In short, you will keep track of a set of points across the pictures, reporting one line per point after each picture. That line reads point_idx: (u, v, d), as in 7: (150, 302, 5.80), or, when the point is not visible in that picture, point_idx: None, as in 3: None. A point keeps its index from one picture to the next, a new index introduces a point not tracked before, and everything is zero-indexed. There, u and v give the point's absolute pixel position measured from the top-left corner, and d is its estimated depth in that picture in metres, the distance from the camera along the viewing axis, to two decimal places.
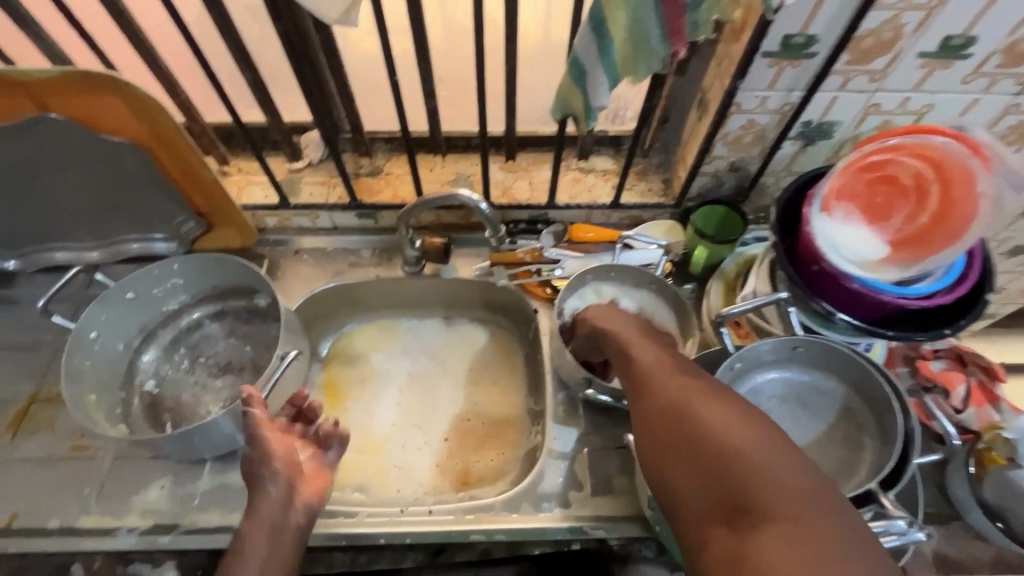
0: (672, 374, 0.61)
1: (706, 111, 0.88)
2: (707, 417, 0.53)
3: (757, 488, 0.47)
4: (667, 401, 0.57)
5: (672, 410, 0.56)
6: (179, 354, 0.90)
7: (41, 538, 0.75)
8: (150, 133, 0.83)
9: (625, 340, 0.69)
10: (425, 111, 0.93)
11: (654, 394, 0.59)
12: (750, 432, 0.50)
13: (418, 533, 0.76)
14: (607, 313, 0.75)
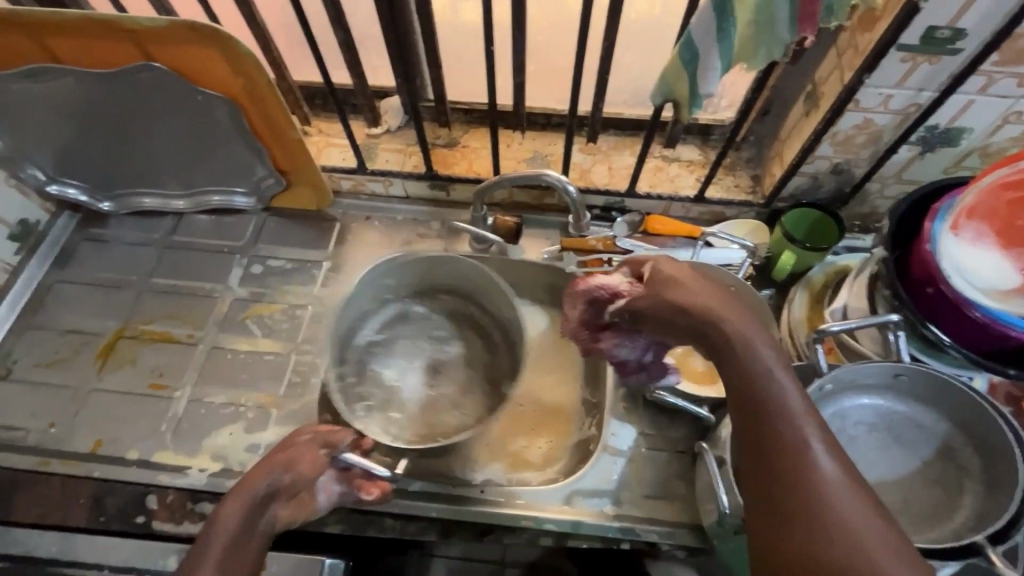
0: (780, 389, 0.49)
1: (816, 106, 0.81)
2: (822, 474, 0.45)
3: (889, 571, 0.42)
4: (774, 433, 0.47)
5: (780, 449, 0.47)
6: (444, 348, 0.96)
7: (121, 467, 0.80)
8: (243, 89, 0.84)
9: (702, 310, 0.53)
10: (511, 84, 0.90)
11: (759, 413, 0.48)
12: (866, 505, 0.44)
13: (466, 511, 0.77)
14: (671, 279, 0.57)
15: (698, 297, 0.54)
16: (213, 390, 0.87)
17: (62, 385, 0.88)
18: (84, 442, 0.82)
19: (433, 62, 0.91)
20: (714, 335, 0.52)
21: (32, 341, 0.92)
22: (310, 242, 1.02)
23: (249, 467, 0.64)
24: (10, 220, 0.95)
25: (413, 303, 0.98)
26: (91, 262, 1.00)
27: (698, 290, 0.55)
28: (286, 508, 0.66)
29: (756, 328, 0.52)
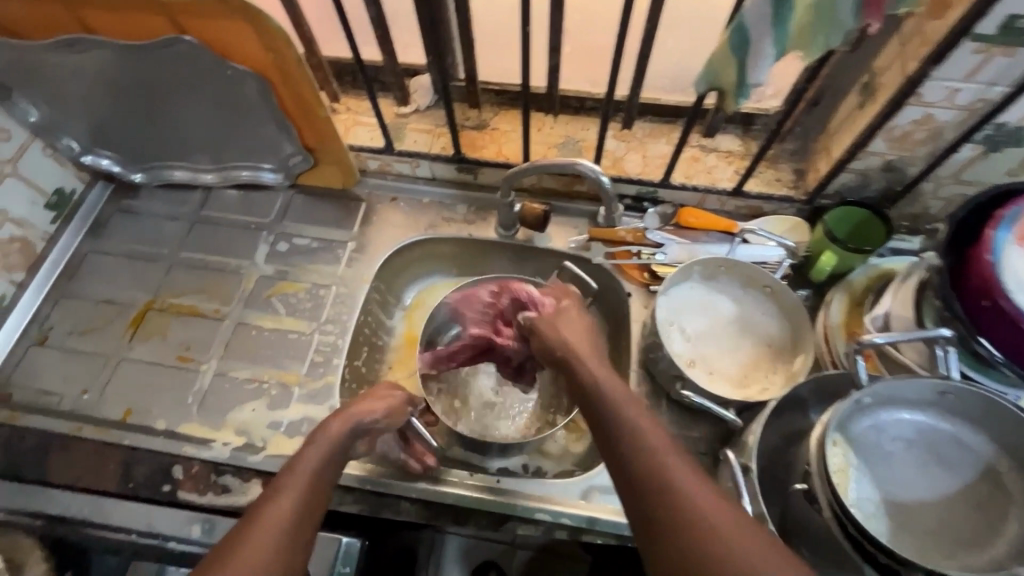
0: (644, 424, 0.58)
1: (873, 98, 0.75)
2: (682, 483, 0.52)
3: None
4: (645, 457, 0.55)
5: (645, 470, 0.54)
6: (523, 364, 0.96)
7: (149, 436, 0.82)
8: (273, 64, 0.83)
9: (594, 373, 0.66)
10: (546, 66, 0.87)
11: (632, 445, 0.57)
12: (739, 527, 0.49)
13: (482, 500, 0.77)
14: (559, 325, 0.75)
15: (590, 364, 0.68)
16: (238, 366, 0.89)
17: (95, 353, 0.90)
18: (115, 410, 0.85)
19: (465, 40, 0.88)
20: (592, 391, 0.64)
21: (67, 309, 0.94)
22: (336, 221, 1.02)
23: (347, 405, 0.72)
24: (48, 189, 0.96)
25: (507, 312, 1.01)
26: (123, 234, 1.02)
27: (581, 339, 0.72)
28: (364, 444, 0.75)
29: (622, 387, 0.64)
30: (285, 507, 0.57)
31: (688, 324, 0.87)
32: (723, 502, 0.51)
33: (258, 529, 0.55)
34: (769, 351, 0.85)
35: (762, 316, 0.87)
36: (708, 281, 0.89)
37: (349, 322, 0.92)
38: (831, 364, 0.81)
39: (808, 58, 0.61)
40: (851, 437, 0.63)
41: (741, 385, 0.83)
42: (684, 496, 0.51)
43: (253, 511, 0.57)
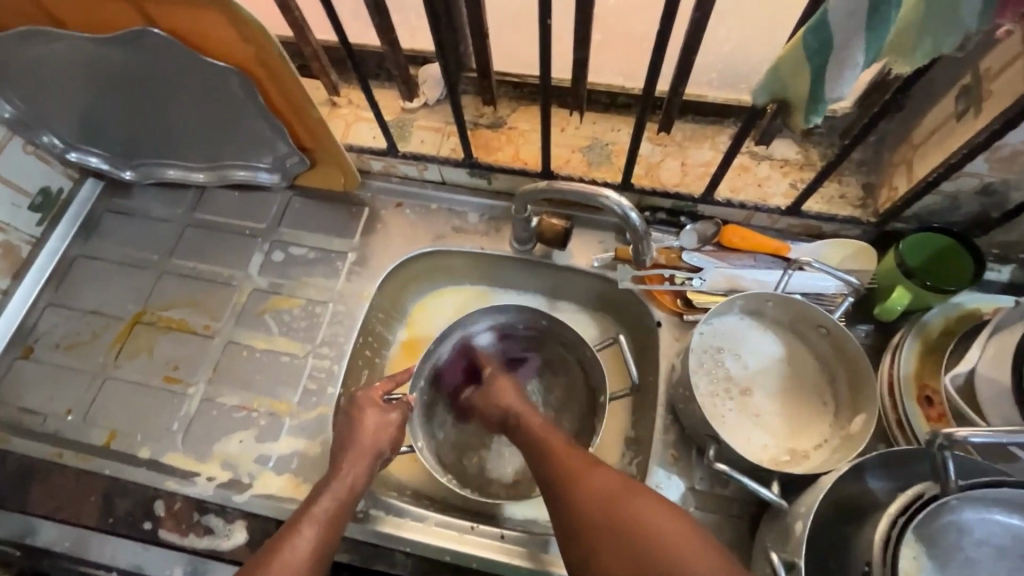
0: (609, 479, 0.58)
1: (978, 109, 0.61)
2: (661, 535, 0.51)
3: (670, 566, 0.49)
4: (618, 516, 0.54)
5: (619, 533, 0.53)
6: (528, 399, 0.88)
7: (132, 466, 0.77)
8: (255, 59, 0.73)
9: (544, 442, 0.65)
10: (572, 60, 0.74)
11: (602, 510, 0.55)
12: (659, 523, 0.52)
13: (484, 561, 0.70)
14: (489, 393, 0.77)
15: (537, 434, 0.67)
16: (228, 390, 0.82)
17: (81, 370, 0.85)
18: (98, 434, 0.80)
19: (478, 29, 0.75)
20: (544, 462, 0.63)
21: (53, 320, 0.88)
22: (335, 228, 0.92)
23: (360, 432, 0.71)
24: (31, 189, 0.89)
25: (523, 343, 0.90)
26: (110, 237, 0.94)
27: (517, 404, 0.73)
28: (358, 466, 0.68)
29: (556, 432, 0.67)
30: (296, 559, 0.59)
31: (726, 363, 0.76)
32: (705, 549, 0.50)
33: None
34: (816, 402, 0.75)
35: (811, 360, 0.77)
36: (752, 315, 0.78)
37: (346, 346, 0.84)
38: (895, 423, 0.69)
39: (906, 66, 0.47)
40: (926, 537, 0.52)
41: (779, 437, 0.73)
42: (667, 547, 0.51)
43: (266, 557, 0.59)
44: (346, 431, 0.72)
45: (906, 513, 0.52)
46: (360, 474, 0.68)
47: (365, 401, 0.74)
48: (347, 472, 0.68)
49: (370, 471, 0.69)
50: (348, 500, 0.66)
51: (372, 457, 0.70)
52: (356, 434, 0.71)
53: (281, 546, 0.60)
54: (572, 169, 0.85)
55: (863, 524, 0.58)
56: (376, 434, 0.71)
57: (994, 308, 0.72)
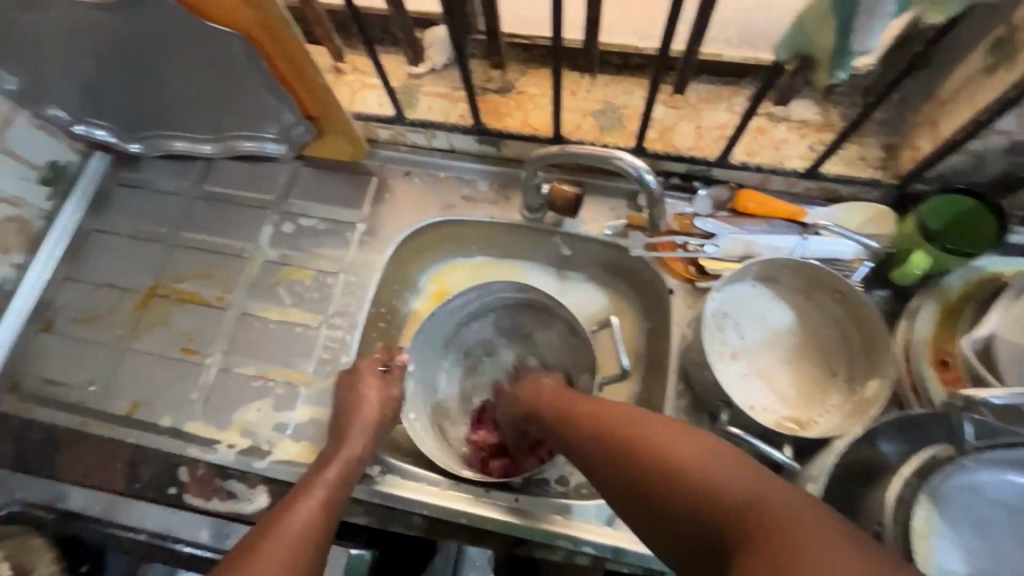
0: (627, 418, 0.57)
1: (1014, 61, 0.58)
2: (677, 457, 0.50)
3: (699, 492, 0.47)
4: (624, 447, 0.54)
5: (663, 490, 0.49)
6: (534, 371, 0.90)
7: (155, 434, 0.80)
8: (258, 23, 0.72)
9: (571, 410, 0.64)
10: (585, 19, 0.71)
11: (636, 463, 0.52)
12: (687, 447, 0.50)
13: (499, 522, 0.72)
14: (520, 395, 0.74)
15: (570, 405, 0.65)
16: (244, 360, 0.83)
17: (99, 342, 0.86)
18: (120, 404, 0.82)
19: None
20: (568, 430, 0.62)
21: (70, 293, 0.90)
22: (344, 199, 0.91)
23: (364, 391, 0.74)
24: (40, 162, 0.88)
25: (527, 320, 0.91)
26: (121, 210, 0.94)
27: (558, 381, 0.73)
28: (365, 431, 0.71)
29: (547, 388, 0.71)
30: (292, 530, 0.58)
31: (738, 330, 0.76)
32: (750, 471, 0.47)
33: (260, 558, 0.54)
34: (829, 367, 0.75)
35: (823, 326, 0.76)
36: (765, 281, 0.77)
37: (358, 316, 0.85)
38: (909, 387, 0.69)
39: (940, 14, 0.46)
40: (940, 497, 0.52)
41: (790, 400, 0.74)
42: (683, 469, 0.49)
43: (263, 530, 0.58)
44: (351, 400, 0.73)
45: (920, 474, 0.53)
46: (364, 435, 0.71)
47: (351, 376, 0.76)
48: (348, 440, 0.70)
49: (374, 437, 0.72)
50: (352, 464, 0.68)
51: (372, 428, 0.72)
52: (355, 400, 0.73)
53: (276, 518, 0.59)
54: (583, 134, 0.83)
55: (876, 484, 0.58)
56: (377, 403, 0.74)
57: (1018, 272, 0.70)
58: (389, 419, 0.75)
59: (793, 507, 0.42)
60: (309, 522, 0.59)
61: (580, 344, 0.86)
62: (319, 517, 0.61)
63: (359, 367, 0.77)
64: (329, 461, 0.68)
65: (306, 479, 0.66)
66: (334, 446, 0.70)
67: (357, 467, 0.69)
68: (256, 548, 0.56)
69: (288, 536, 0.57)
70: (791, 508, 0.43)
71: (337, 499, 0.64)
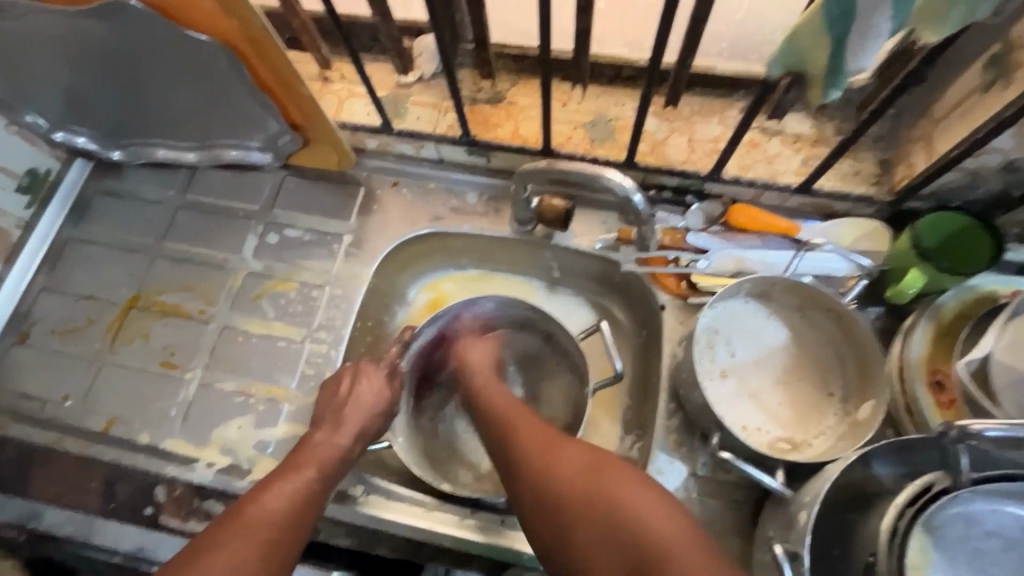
0: (568, 450, 0.58)
1: (1011, 80, 0.57)
2: (634, 510, 0.52)
3: (647, 544, 0.50)
4: (590, 484, 0.55)
5: (595, 528, 0.52)
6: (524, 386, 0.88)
7: (132, 451, 0.77)
8: (240, 33, 0.70)
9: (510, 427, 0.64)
10: (576, 30, 0.70)
11: (582, 504, 0.54)
12: (640, 492, 0.53)
13: (485, 545, 0.70)
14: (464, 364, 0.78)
15: (516, 429, 0.64)
16: (225, 375, 0.81)
17: (77, 355, 0.84)
18: (97, 420, 0.80)
19: None
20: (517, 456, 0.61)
21: (48, 304, 0.87)
22: (331, 210, 0.89)
23: (353, 400, 0.71)
24: (18, 170, 0.86)
25: (519, 333, 0.89)
26: (102, 219, 0.92)
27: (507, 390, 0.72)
28: (350, 425, 0.69)
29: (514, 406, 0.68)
30: (273, 503, 0.58)
31: (732, 348, 0.75)
32: (684, 532, 0.50)
33: (238, 529, 0.55)
34: (824, 387, 0.73)
35: (818, 344, 0.75)
36: (760, 298, 0.76)
37: (344, 331, 0.83)
38: (904, 409, 0.68)
39: (935, 36, 0.45)
40: (934, 528, 0.50)
41: (784, 421, 0.72)
42: (633, 516, 0.51)
43: (244, 503, 0.57)
44: (335, 404, 0.71)
45: (915, 505, 0.51)
46: (353, 430, 0.69)
47: (336, 380, 0.73)
48: (340, 427, 0.68)
49: (362, 433, 0.70)
50: (340, 449, 0.67)
51: (358, 435, 0.70)
52: (344, 401, 0.71)
53: (256, 495, 0.58)
54: (574, 146, 0.81)
55: (869, 511, 0.57)
56: (366, 402, 0.72)
57: (1012, 292, 0.69)
58: (380, 418, 0.73)
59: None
60: (292, 500, 0.59)
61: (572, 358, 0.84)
62: (289, 518, 0.58)
63: (347, 368, 0.74)
64: (304, 459, 0.64)
65: (274, 474, 0.62)
66: (311, 445, 0.67)
67: (346, 453, 0.67)
68: (241, 523, 0.55)
69: (269, 509, 0.57)
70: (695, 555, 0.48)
71: (324, 485, 0.63)
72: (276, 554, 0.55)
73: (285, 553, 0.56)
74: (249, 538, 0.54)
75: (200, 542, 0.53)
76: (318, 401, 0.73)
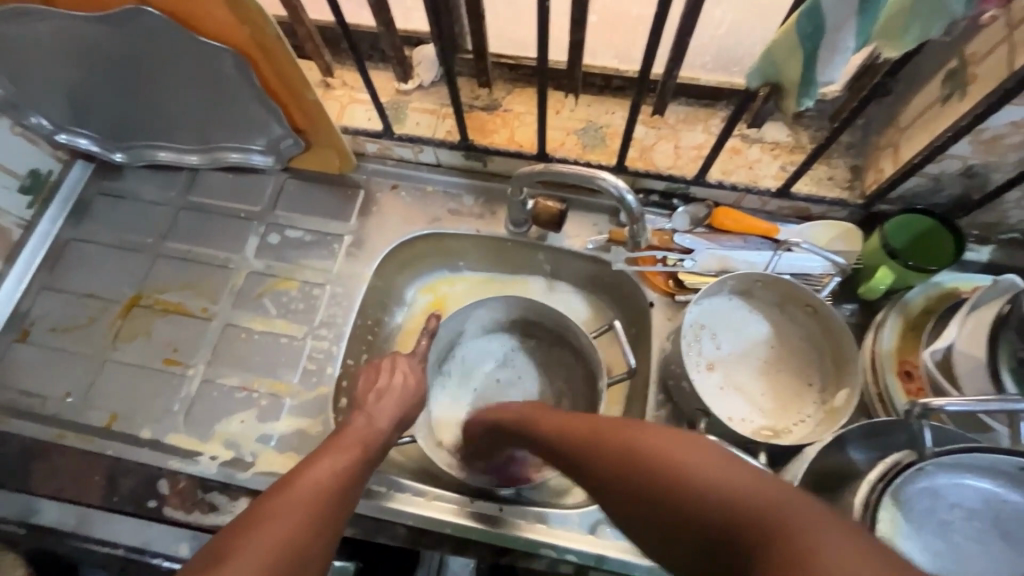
0: (613, 428, 0.52)
1: (965, 94, 0.63)
2: (684, 466, 0.43)
3: (707, 509, 0.40)
4: (631, 457, 0.47)
5: (657, 495, 0.44)
6: (527, 380, 0.91)
7: (134, 446, 0.78)
8: (249, 39, 0.73)
9: (558, 429, 0.60)
10: (569, 43, 0.75)
11: (640, 480, 0.45)
12: (689, 451, 0.44)
13: (483, 532, 0.72)
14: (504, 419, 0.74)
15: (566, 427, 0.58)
16: (227, 371, 0.83)
17: (78, 353, 0.85)
18: (99, 416, 0.81)
19: (474, 10, 0.75)
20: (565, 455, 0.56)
21: (49, 302, 0.88)
22: (331, 211, 0.92)
23: (386, 391, 0.76)
24: (21, 171, 0.88)
25: (522, 329, 0.93)
26: (104, 220, 0.93)
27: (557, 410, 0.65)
28: (388, 408, 0.73)
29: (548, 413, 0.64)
30: (322, 475, 0.60)
31: (712, 342, 0.79)
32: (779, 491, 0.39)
33: (291, 495, 0.56)
34: (803, 378, 0.78)
35: (797, 338, 0.79)
36: (743, 295, 0.81)
37: (344, 328, 0.86)
38: (876, 397, 0.73)
39: (894, 51, 0.49)
40: (902, 501, 0.55)
41: (763, 409, 0.77)
42: (691, 476, 0.42)
43: (293, 475, 0.60)
44: (368, 391, 0.76)
45: (885, 479, 0.56)
46: (390, 416, 0.73)
47: (375, 369, 0.79)
48: (378, 412, 0.72)
49: (399, 420, 0.75)
50: (380, 433, 0.70)
51: (393, 424, 0.73)
52: (382, 389, 0.76)
53: (305, 468, 0.61)
54: (567, 152, 0.86)
55: (845, 489, 0.61)
56: (402, 392, 0.76)
57: (973, 288, 0.75)
58: (414, 409, 0.77)
59: (817, 519, 0.36)
60: (339, 473, 0.62)
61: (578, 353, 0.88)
62: (332, 490, 0.59)
63: (387, 361, 0.80)
64: (343, 439, 0.67)
65: (316, 452, 0.64)
66: (347, 428, 0.69)
67: (385, 438, 0.71)
68: (286, 488, 0.57)
69: (317, 481, 0.59)
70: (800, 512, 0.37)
71: (363, 465, 0.65)
72: (328, 519, 0.56)
73: (326, 520, 0.56)
74: (301, 502, 0.56)
75: (251, 509, 0.54)
76: (357, 387, 0.78)
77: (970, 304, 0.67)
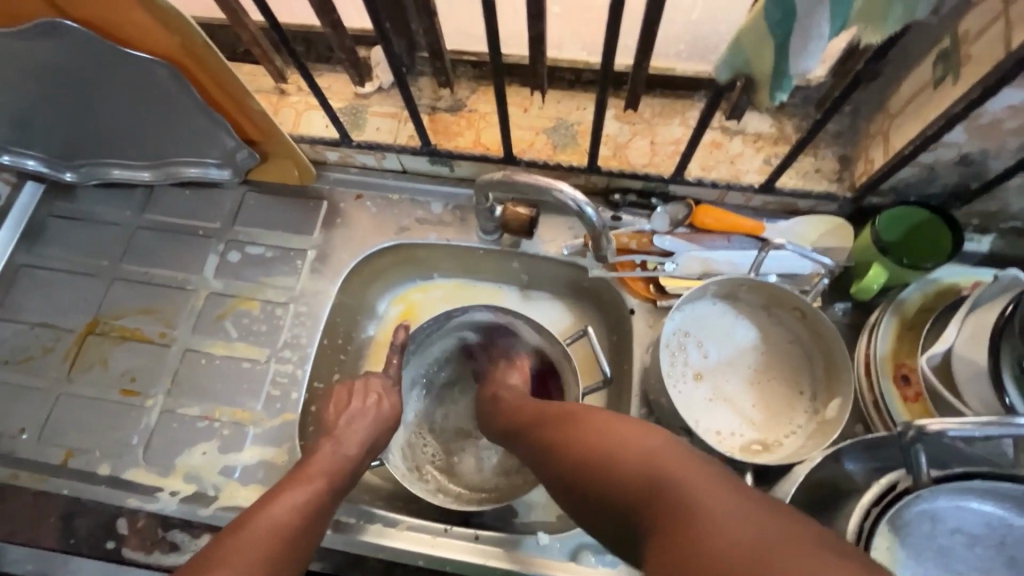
0: (571, 413, 0.56)
1: (958, 78, 0.57)
2: (609, 444, 0.48)
3: (617, 476, 0.45)
4: (575, 440, 0.51)
5: (586, 475, 0.48)
6: None
7: (91, 484, 0.75)
8: (183, 49, 0.68)
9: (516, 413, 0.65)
10: (529, 38, 0.69)
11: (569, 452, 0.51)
12: (627, 433, 0.48)
13: (458, 564, 0.69)
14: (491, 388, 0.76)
15: (526, 411, 0.64)
16: (189, 400, 0.79)
17: (32, 386, 0.81)
18: (56, 452, 0.77)
19: (425, 5, 0.70)
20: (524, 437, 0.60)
21: (1, 333, 0.84)
22: (294, 224, 0.88)
23: (355, 414, 0.71)
24: None
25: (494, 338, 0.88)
26: (56, 243, 0.89)
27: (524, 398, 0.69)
28: (358, 428, 0.69)
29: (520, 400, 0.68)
30: (282, 512, 0.55)
31: (698, 350, 0.74)
32: (680, 461, 0.43)
33: (245, 536, 0.51)
34: (794, 386, 0.73)
35: (787, 343, 0.75)
36: (727, 299, 0.76)
37: (310, 349, 0.81)
38: (872, 405, 0.68)
39: (876, 36, 0.44)
40: (900, 525, 0.51)
41: (755, 421, 0.72)
42: (616, 454, 0.46)
43: (247, 514, 0.54)
44: (334, 412, 0.72)
45: (880, 504, 0.52)
46: (361, 440, 0.68)
47: (346, 391, 0.74)
48: (347, 437, 0.68)
49: (371, 445, 0.70)
50: (348, 459, 0.66)
51: (366, 452, 0.69)
52: (354, 411, 0.71)
53: (260, 506, 0.55)
54: (536, 153, 0.80)
55: (838, 512, 0.57)
56: (377, 415, 0.72)
57: (973, 283, 0.70)
58: (387, 432, 0.73)
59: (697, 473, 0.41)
60: (300, 510, 0.56)
61: (558, 364, 0.83)
62: (292, 530, 0.54)
63: (359, 383, 0.75)
64: (309, 468, 0.62)
65: (276, 487, 0.59)
66: (309, 459, 0.64)
67: (355, 464, 0.66)
68: (241, 525, 0.52)
69: (277, 517, 0.54)
70: (700, 479, 0.40)
71: (328, 500, 0.60)
72: (288, 555, 0.52)
73: (282, 565, 0.51)
74: (257, 542, 0.50)
75: (202, 553, 0.49)
76: (327, 411, 0.73)
77: (971, 304, 0.62)
